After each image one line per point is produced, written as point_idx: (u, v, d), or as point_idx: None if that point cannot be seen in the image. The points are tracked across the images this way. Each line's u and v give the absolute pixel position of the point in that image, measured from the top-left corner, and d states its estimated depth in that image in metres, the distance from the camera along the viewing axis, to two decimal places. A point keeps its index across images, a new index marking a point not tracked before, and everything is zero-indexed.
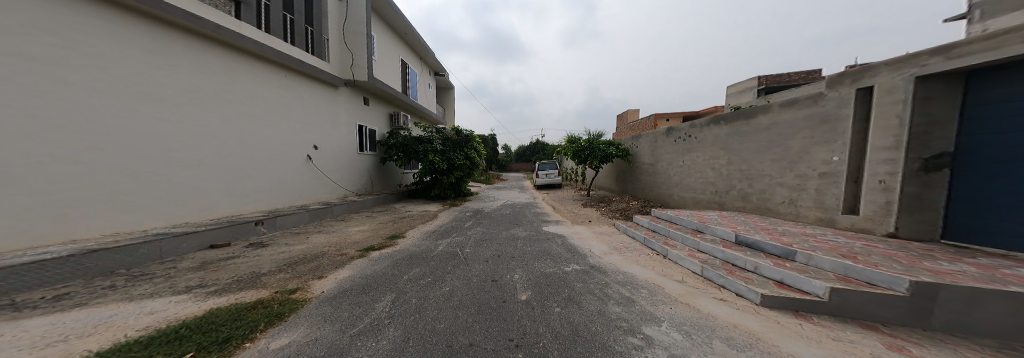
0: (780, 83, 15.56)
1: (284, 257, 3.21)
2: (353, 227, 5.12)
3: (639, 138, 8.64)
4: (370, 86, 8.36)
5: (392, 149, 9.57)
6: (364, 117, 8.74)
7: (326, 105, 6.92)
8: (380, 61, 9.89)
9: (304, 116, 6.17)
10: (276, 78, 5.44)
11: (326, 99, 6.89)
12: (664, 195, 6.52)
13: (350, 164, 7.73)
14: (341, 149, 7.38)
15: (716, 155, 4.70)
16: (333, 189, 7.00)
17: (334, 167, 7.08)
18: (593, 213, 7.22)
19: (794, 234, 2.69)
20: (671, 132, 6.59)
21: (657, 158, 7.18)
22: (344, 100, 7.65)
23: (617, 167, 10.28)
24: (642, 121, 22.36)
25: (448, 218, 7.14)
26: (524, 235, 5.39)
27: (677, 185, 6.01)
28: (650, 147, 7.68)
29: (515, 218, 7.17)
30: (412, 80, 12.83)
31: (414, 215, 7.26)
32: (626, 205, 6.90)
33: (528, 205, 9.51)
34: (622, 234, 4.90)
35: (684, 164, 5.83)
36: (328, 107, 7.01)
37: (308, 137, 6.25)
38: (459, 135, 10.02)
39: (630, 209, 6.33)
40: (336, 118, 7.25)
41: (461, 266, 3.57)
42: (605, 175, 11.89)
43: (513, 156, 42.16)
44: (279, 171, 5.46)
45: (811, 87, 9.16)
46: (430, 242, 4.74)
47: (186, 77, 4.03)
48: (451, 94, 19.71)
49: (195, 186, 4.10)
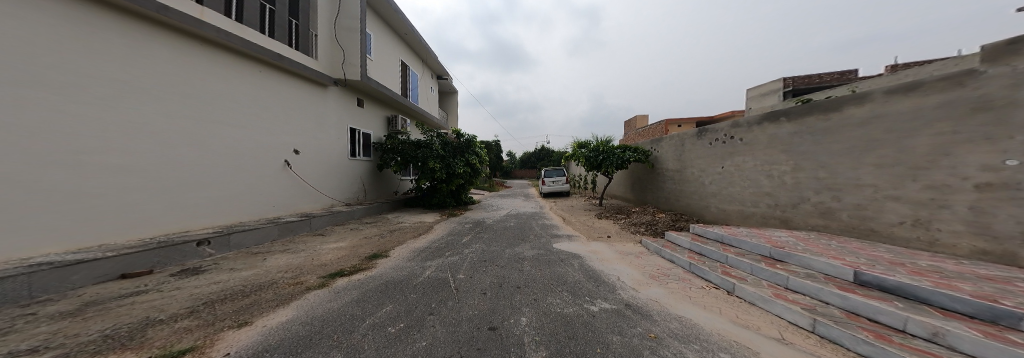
0: (809, 85, 14.61)
1: (215, 289, 2.36)
2: (330, 244, 4.33)
3: (660, 141, 7.80)
4: (365, 86, 7.75)
5: (389, 154, 8.87)
6: (358, 121, 8.11)
7: (312, 106, 6.27)
8: (378, 61, 9.37)
9: (283, 117, 5.51)
10: (245, 73, 4.80)
11: (311, 99, 6.25)
12: (699, 207, 5.58)
13: (337, 171, 7.00)
14: (326, 154, 6.67)
15: (778, 159, 3.79)
16: (315, 198, 6.24)
17: (317, 173, 6.34)
18: (611, 227, 6.29)
19: (969, 280, 1.70)
20: (704, 134, 5.69)
21: (686, 164, 6.29)
22: (333, 101, 7.00)
23: (634, 173, 9.39)
24: (654, 125, 21.48)
25: (445, 231, 6.33)
26: (531, 255, 4.50)
27: (718, 196, 5.08)
28: (676, 152, 6.81)
29: (520, 232, 6.30)
30: (413, 82, 12.35)
31: (407, 227, 6.45)
32: (650, 217, 5.97)
33: (535, 215, 8.62)
34: (655, 255, 3.93)
35: (725, 170, 4.90)
36: (315, 108, 6.36)
37: (286, 140, 5.56)
38: (461, 139, 9.34)
39: (658, 223, 5.39)
40: (323, 121, 6.59)
41: (450, 303, 2.70)
42: (618, 183, 11.01)
43: (518, 164, 41.52)
44: (244, 179, 4.75)
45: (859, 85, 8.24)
46: (417, 263, 3.91)
47: (121, 67, 3.40)
48: (455, 100, 19.23)
49: (124, 198, 3.39)
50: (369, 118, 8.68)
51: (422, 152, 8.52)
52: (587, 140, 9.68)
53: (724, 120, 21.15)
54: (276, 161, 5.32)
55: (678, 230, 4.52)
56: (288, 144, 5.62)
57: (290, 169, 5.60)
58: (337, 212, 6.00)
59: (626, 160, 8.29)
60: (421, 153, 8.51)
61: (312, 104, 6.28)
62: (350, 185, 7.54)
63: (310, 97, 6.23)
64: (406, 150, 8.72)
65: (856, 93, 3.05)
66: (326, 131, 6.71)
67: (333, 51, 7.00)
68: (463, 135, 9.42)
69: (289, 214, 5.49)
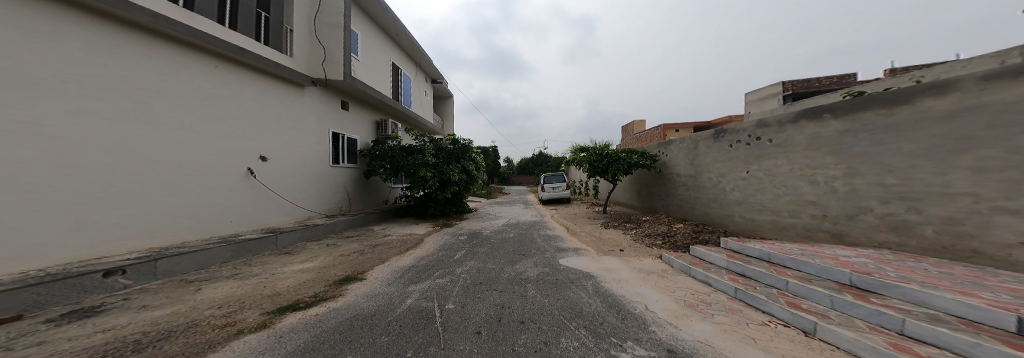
0: (809, 88, 14.44)
1: (86, 350, 1.69)
2: (296, 265, 3.62)
3: (669, 144, 7.30)
4: (348, 87, 7.11)
5: (376, 160, 8.19)
6: (343, 125, 7.46)
7: (284, 107, 5.60)
8: (365, 62, 8.79)
9: (246, 120, 4.83)
10: (194, 67, 4.13)
11: (283, 100, 5.59)
12: (722, 216, 5.02)
13: (314, 179, 6.29)
14: (302, 160, 5.97)
15: (828, 162, 3.25)
16: (286, 209, 5.51)
17: (290, 181, 5.63)
18: (622, 238, 5.69)
19: None
20: (722, 135, 5.17)
21: (702, 168, 5.76)
22: (313, 103, 6.35)
23: (639, 179, 8.85)
24: (652, 130, 21.22)
25: (436, 244, 5.66)
26: (535, 274, 3.85)
27: (745, 204, 4.52)
28: (688, 155, 6.30)
29: (520, 245, 5.64)
30: (404, 85, 11.78)
31: (394, 240, 5.76)
32: (666, 228, 5.38)
33: (536, 224, 7.98)
34: (686, 276, 3.31)
35: (752, 176, 4.36)
36: (288, 109, 5.69)
37: (249, 145, 4.86)
38: (456, 145, 8.69)
39: (677, 234, 4.80)
40: (298, 123, 5.92)
41: (431, 349, 2.01)
42: (621, 189, 10.47)
43: (515, 170, 41.02)
44: (190, 190, 4.03)
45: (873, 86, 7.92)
46: (397, 289, 3.22)
47: (14, 51, 2.70)
48: (450, 105, 18.69)
49: (12, 218, 2.63)
50: (355, 122, 8.04)
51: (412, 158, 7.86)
52: (589, 144, 9.15)
53: (722, 125, 21.01)
54: (234, 169, 4.62)
55: (706, 245, 3.93)
56: (252, 149, 4.93)
57: (253, 177, 4.89)
58: (313, 225, 5.29)
59: (633, 164, 7.75)
60: (411, 160, 7.86)
61: (284, 104, 5.61)
62: (331, 194, 6.83)
63: (282, 96, 5.57)
64: (396, 156, 8.07)
65: (929, 82, 2.53)
66: (302, 134, 6.02)
67: (311, 49, 6.43)
68: (458, 141, 8.79)
69: (252, 231, 4.76)
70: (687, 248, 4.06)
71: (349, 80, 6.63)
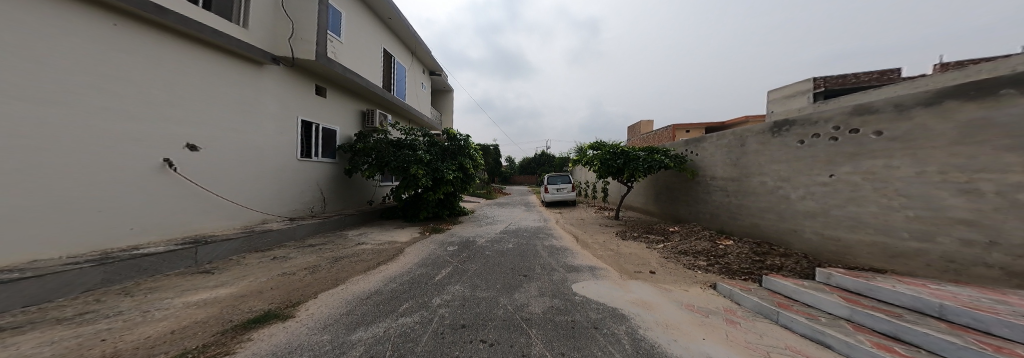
0: (844, 85, 13.13)
1: None
2: (203, 293, 2.53)
3: (702, 141, 6.20)
4: (319, 68, 6.07)
5: (359, 154, 7.16)
6: (316, 114, 6.42)
7: (228, 87, 4.55)
8: (350, 45, 7.78)
9: (166, 99, 3.78)
10: (78, 25, 3.04)
11: (226, 79, 4.53)
12: (787, 232, 3.90)
13: (272, 176, 5.25)
14: (254, 152, 4.93)
15: (1005, 162, 2.16)
16: (225, 211, 4.46)
17: (233, 175, 4.59)
18: (648, 255, 4.56)
19: None
20: (784, 128, 4.05)
21: (751, 170, 4.64)
22: (273, 84, 5.32)
23: (660, 181, 7.75)
24: (659, 131, 20.33)
25: (418, 258, 4.65)
26: (541, 311, 2.78)
27: (826, 217, 3.40)
28: (730, 154, 5.20)
29: (520, 264, 4.55)
30: (398, 75, 10.78)
31: (367, 251, 4.71)
32: (707, 243, 4.24)
33: (539, 232, 6.88)
34: (775, 325, 2.18)
35: (841, 180, 3.24)
36: (234, 90, 4.63)
37: (168, 130, 3.81)
38: (452, 140, 7.68)
39: (727, 254, 3.66)
40: (250, 108, 4.88)
41: None
42: (637, 192, 9.37)
43: (518, 170, 39.87)
44: (64, 188, 2.95)
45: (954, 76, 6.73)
46: (335, 332, 2.14)
47: None
48: (449, 100, 17.64)
49: None
50: (333, 111, 7.00)
51: (402, 153, 6.92)
52: (602, 142, 8.04)
53: (738, 125, 19.77)
54: (141, 161, 3.55)
55: (785, 276, 2.79)
56: (173, 135, 3.87)
57: (172, 171, 3.85)
58: (262, 232, 4.26)
59: (656, 165, 6.63)
60: (400, 156, 6.89)
61: (229, 82, 4.56)
62: (297, 193, 5.79)
63: (225, 72, 4.51)
64: (384, 152, 7.05)
65: None
66: (256, 121, 4.97)
67: (275, 22, 5.41)
68: (455, 135, 7.75)
69: (166, 241, 3.71)
70: (762, 278, 2.87)
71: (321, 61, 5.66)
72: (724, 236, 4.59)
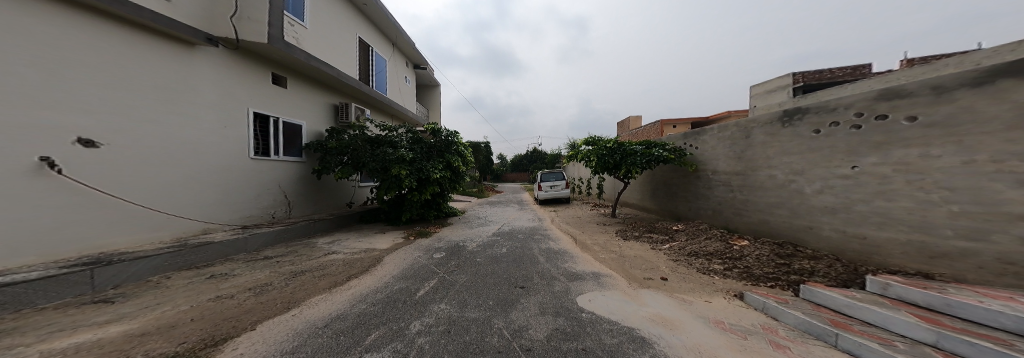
0: (821, 80, 13.51)
1: None
2: (83, 333, 1.87)
3: (703, 133, 5.92)
4: (269, 51, 5.27)
5: (330, 153, 6.35)
6: (272, 105, 5.60)
7: (139, 69, 3.71)
8: (317, 29, 6.95)
9: (39, 81, 2.93)
10: None
11: (134, 59, 3.69)
12: (802, 229, 3.58)
13: (210, 176, 4.44)
14: (182, 148, 4.11)
15: None
16: (142, 222, 3.66)
17: (151, 177, 3.78)
18: (654, 258, 4.18)
19: None
20: (796, 118, 3.75)
21: (759, 163, 4.33)
22: (206, 68, 4.48)
23: (658, 177, 7.46)
24: (646, 127, 20.50)
25: (397, 269, 4.03)
26: (544, 336, 2.26)
27: (847, 213, 3.08)
28: (734, 146, 4.90)
29: (515, 273, 4.04)
30: (377, 66, 9.97)
31: (336, 263, 4.02)
32: (719, 243, 3.90)
33: (534, 233, 6.39)
34: (835, 350, 1.74)
35: (866, 172, 2.94)
36: (148, 72, 3.80)
37: (46, 121, 2.97)
38: (436, 136, 6.97)
39: (745, 257, 3.30)
40: (174, 96, 4.07)
41: None
42: (633, 188, 9.08)
43: (508, 168, 39.33)
44: None
45: (941, 67, 6.75)
46: None
47: None
48: (434, 95, 16.81)
49: None
50: (295, 103, 6.18)
51: (381, 151, 6.18)
52: (596, 137, 7.67)
53: (722, 120, 20.14)
54: (4, 160, 2.71)
55: (824, 284, 2.41)
56: (55, 126, 3.03)
57: (58, 173, 3.02)
58: (198, 246, 3.53)
59: (655, 159, 6.30)
60: (379, 155, 6.14)
61: (139, 65, 3.73)
62: (247, 197, 5.01)
63: (133, 51, 3.67)
64: (360, 149, 6.28)
65: None
66: (183, 112, 4.15)
67: None
68: (442, 131, 7.06)
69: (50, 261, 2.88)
70: (802, 288, 2.45)
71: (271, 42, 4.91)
72: (734, 235, 4.26)
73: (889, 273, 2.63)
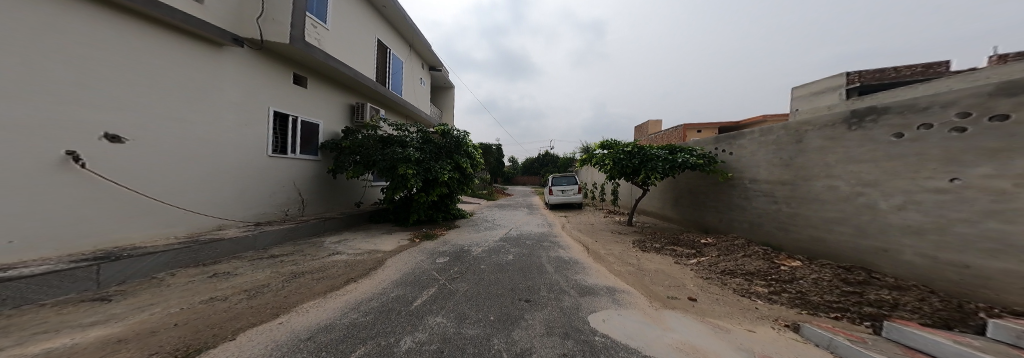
0: (879, 80, 11.86)
1: None
2: (62, 338, 1.77)
3: (738, 137, 5.27)
4: (290, 52, 5.36)
5: (343, 152, 6.42)
6: (291, 104, 5.72)
7: (165, 67, 3.81)
8: (338, 31, 7.06)
9: (73, 79, 3.03)
10: None
11: (164, 58, 3.81)
12: (874, 252, 2.94)
13: (225, 173, 4.54)
14: (200, 145, 4.21)
15: None
16: (157, 216, 3.75)
17: (171, 174, 3.89)
18: (679, 274, 3.67)
19: None
20: (869, 119, 3.12)
21: (813, 172, 3.70)
22: (229, 67, 4.59)
23: (682, 183, 6.82)
24: (668, 131, 19.34)
25: (396, 276, 3.86)
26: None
27: (942, 235, 2.44)
28: (779, 152, 4.27)
29: (520, 284, 3.72)
30: (394, 68, 10.08)
31: (336, 266, 3.93)
32: (761, 262, 3.30)
33: (544, 240, 6.01)
34: None
35: (972, 185, 2.30)
36: (173, 70, 3.90)
37: (76, 117, 3.07)
38: (446, 136, 6.84)
39: (799, 280, 2.72)
40: (197, 94, 4.17)
41: None
42: (653, 195, 8.44)
43: (520, 170, 39.00)
44: None
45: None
46: None
47: None
48: (450, 97, 16.89)
49: None
50: (313, 103, 6.28)
51: (390, 151, 6.13)
52: (613, 141, 7.17)
53: (755, 124, 18.49)
54: (33, 154, 2.80)
55: (925, 326, 1.84)
56: (83, 121, 3.12)
57: (82, 167, 3.11)
58: (208, 242, 3.57)
59: (679, 165, 5.72)
60: (388, 154, 6.09)
61: (168, 64, 3.84)
62: (260, 193, 5.12)
63: (163, 51, 3.79)
64: (371, 149, 6.28)
65: None
66: (205, 111, 4.26)
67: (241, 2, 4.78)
68: (452, 131, 6.94)
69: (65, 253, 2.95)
70: (886, 327, 1.89)
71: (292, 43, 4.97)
72: (778, 254, 3.64)
73: (996, 312, 2.02)
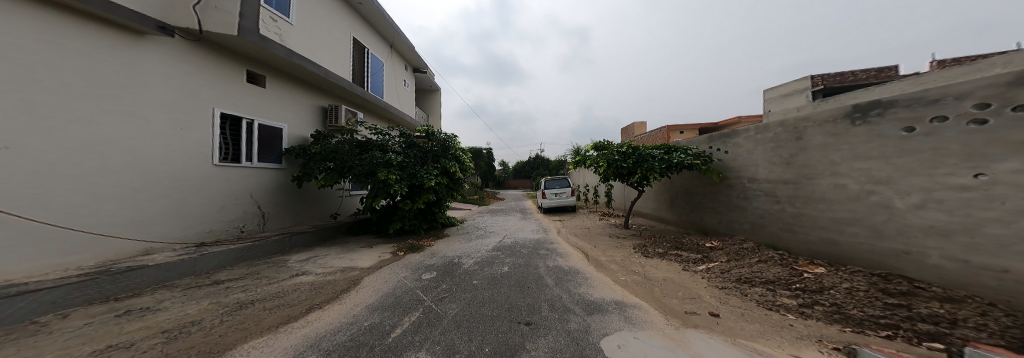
0: (841, 83, 12.64)
1: None
2: None
3: (734, 135, 5.17)
4: (239, 45, 4.71)
5: (313, 158, 5.73)
6: (244, 105, 5.02)
7: (60, 56, 3.07)
8: (306, 26, 6.44)
9: None
10: None
11: (59, 46, 3.06)
12: (895, 254, 2.77)
13: (154, 185, 3.80)
14: (118, 152, 3.47)
15: None
16: (58, 244, 2.95)
17: (74, 189, 3.11)
18: (691, 283, 3.39)
19: None
20: (874, 113, 3.00)
21: (818, 170, 3.56)
22: (155, 60, 3.87)
23: (678, 184, 6.69)
24: (651, 133, 19.79)
25: (374, 298, 3.30)
26: None
27: (971, 236, 2.26)
28: (780, 149, 4.14)
29: (519, 301, 3.28)
30: (374, 69, 9.46)
31: (296, 291, 3.28)
32: (781, 270, 3.07)
33: (540, 247, 5.61)
34: None
35: (1001, 181, 2.12)
36: (73, 61, 3.16)
37: None
38: (431, 139, 6.31)
39: (832, 293, 2.47)
40: (111, 90, 3.43)
41: None
42: (647, 196, 8.30)
43: (507, 175, 38.66)
44: None
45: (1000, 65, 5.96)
46: None
47: None
48: (434, 100, 16.35)
49: None
50: (273, 104, 5.60)
51: (369, 155, 5.54)
52: (606, 141, 6.94)
53: (730, 125, 19.34)
54: None
55: (999, 348, 1.56)
56: None
57: None
58: (124, 271, 2.89)
59: (676, 165, 5.56)
60: (366, 159, 5.50)
61: (65, 53, 3.10)
62: (203, 208, 4.37)
63: (57, 36, 3.05)
64: (346, 154, 5.64)
65: None
66: (121, 111, 3.51)
67: None
68: (438, 134, 6.44)
69: None
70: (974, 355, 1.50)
71: (238, 34, 4.35)
72: (795, 259, 3.43)
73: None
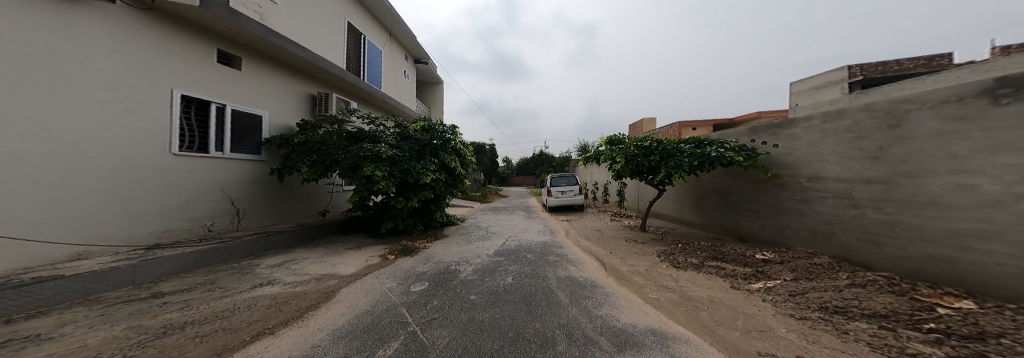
0: (883, 73, 11.29)
1: None
2: None
3: (788, 126, 4.28)
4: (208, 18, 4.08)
5: (297, 150, 5.12)
6: (210, 88, 4.40)
7: None
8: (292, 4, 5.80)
9: None
10: None
11: None
12: None
13: (92, 178, 3.20)
14: (46, 139, 2.86)
15: None
16: None
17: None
18: (750, 307, 2.56)
19: None
20: None
21: (927, 167, 2.69)
22: (98, 30, 3.24)
23: (708, 182, 5.83)
24: (661, 129, 18.70)
25: (346, 317, 2.64)
26: None
27: None
28: (864, 141, 3.25)
29: (525, 325, 2.58)
30: (370, 56, 8.80)
31: (249, 309, 2.60)
32: (894, 301, 2.20)
33: (548, 252, 4.87)
34: None
35: None
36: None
37: None
38: (430, 133, 5.61)
39: (1011, 342, 1.55)
40: (35, 63, 2.80)
41: None
42: (667, 196, 7.44)
43: (513, 171, 37.96)
44: None
45: None
46: None
47: None
48: (436, 93, 15.71)
49: None
50: (247, 89, 4.98)
51: (357, 148, 4.89)
52: (619, 136, 6.07)
53: (750, 122, 17.98)
54: None
55: None
56: None
57: None
58: (31, 282, 2.24)
59: (711, 162, 4.67)
60: (353, 152, 4.84)
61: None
62: (152, 202, 3.76)
63: None
64: (333, 146, 5.03)
65: None
66: (53, 89, 2.91)
67: None
68: (438, 125, 5.74)
69: None
70: None
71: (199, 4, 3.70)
72: (912, 286, 2.52)
73: None
